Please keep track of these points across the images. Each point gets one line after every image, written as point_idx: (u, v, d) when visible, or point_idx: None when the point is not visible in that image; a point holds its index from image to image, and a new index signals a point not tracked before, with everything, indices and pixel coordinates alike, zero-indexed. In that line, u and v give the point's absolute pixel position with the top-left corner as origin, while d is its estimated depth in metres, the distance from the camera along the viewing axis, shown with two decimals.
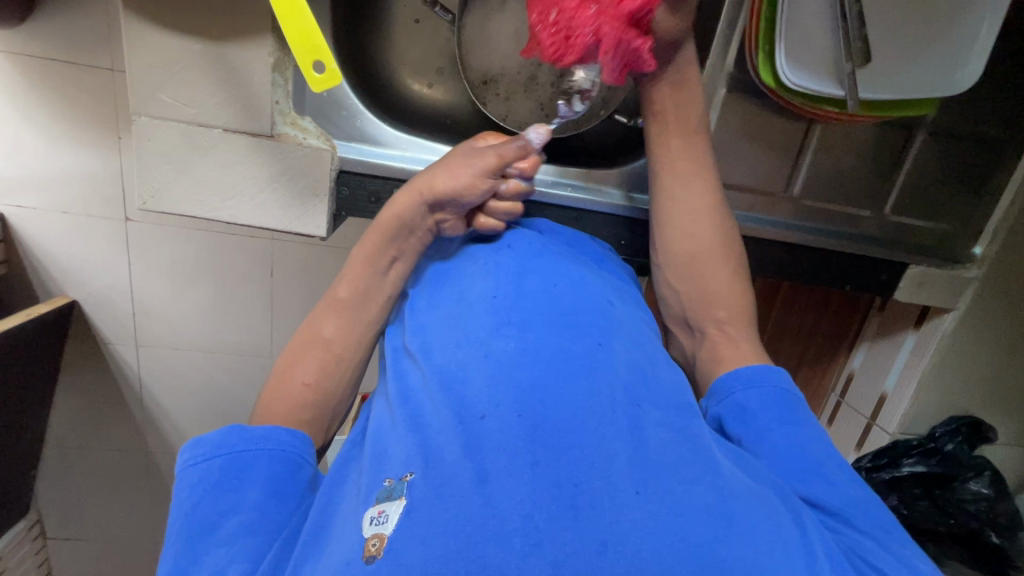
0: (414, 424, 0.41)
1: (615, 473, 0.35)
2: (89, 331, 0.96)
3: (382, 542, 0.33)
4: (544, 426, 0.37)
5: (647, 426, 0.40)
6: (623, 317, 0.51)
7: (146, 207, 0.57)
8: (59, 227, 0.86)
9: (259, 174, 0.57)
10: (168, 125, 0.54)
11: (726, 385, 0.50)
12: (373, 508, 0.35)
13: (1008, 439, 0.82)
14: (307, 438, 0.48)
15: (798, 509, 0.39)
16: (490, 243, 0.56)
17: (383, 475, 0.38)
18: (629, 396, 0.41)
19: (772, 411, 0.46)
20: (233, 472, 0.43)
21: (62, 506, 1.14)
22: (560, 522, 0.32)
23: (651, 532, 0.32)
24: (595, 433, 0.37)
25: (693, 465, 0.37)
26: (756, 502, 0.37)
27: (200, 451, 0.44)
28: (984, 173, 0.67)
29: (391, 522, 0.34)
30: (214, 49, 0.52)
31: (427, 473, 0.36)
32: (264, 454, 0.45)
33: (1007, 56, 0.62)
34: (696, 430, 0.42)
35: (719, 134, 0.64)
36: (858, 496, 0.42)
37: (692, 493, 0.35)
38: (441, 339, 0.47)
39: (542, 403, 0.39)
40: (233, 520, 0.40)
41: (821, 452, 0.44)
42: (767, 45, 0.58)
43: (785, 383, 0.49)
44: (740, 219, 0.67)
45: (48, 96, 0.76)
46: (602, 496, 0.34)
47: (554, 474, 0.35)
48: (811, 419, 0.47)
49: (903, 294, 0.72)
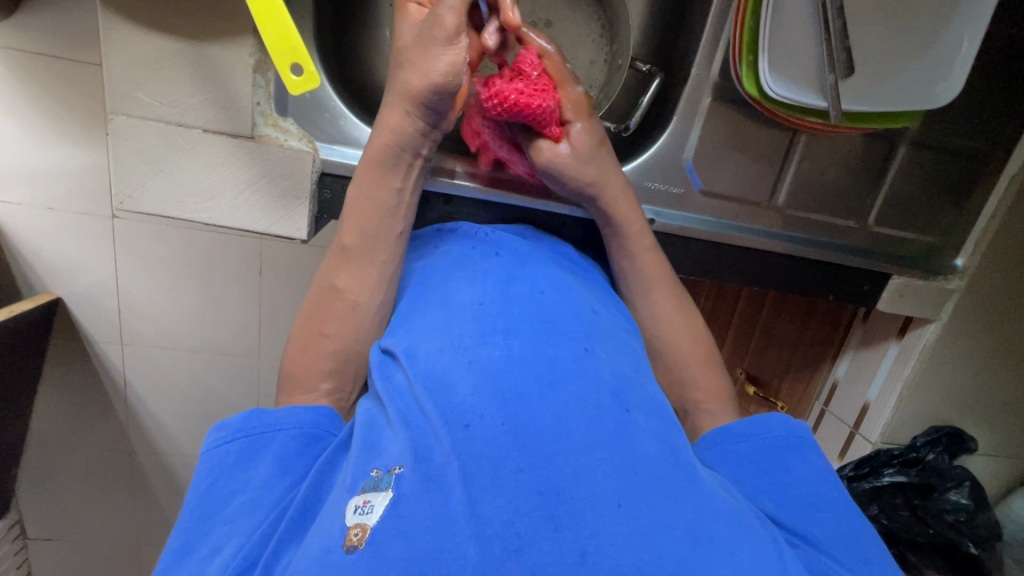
0: (406, 420, 0.40)
1: (600, 483, 0.35)
2: (72, 331, 0.95)
3: (364, 533, 0.32)
4: (528, 432, 0.37)
5: (635, 434, 0.39)
6: (607, 327, 0.50)
7: (124, 207, 0.56)
8: (39, 225, 0.85)
9: (240, 176, 0.56)
10: (147, 124, 0.54)
11: (718, 436, 0.49)
12: (358, 497, 0.35)
13: (989, 450, 0.83)
14: (332, 414, 0.48)
15: (779, 539, 0.38)
16: (478, 251, 0.56)
17: (370, 466, 0.37)
18: (618, 401, 0.41)
19: (758, 465, 0.46)
20: (248, 453, 0.44)
21: (41, 508, 1.13)
22: (539, 531, 0.32)
23: (631, 541, 0.32)
24: (581, 440, 0.37)
25: (677, 480, 0.37)
26: (738, 525, 0.36)
27: (223, 433, 0.45)
28: (966, 186, 0.68)
29: (376, 512, 0.33)
30: (193, 49, 0.52)
31: (416, 466, 0.36)
32: (281, 432, 0.45)
33: (992, 69, 0.63)
34: (679, 442, 0.42)
35: (704, 142, 0.64)
36: (843, 534, 0.42)
37: (674, 508, 0.35)
38: (427, 340, 0.46)
39: (526, 409, 0.39)
40: (239, 498, 0.41)
41: (811, 493, 0.44)
42: (752, 55, 0.58)
43: (776, 432, 0.48)
44: (724, 228, 0.67)
45: (32, 92, 0.75)
46: (583, 505, 0.33)
47: (536, 482, 0.34)
48: (814, 458, 0.47)
49: (884, 303, 0.72)
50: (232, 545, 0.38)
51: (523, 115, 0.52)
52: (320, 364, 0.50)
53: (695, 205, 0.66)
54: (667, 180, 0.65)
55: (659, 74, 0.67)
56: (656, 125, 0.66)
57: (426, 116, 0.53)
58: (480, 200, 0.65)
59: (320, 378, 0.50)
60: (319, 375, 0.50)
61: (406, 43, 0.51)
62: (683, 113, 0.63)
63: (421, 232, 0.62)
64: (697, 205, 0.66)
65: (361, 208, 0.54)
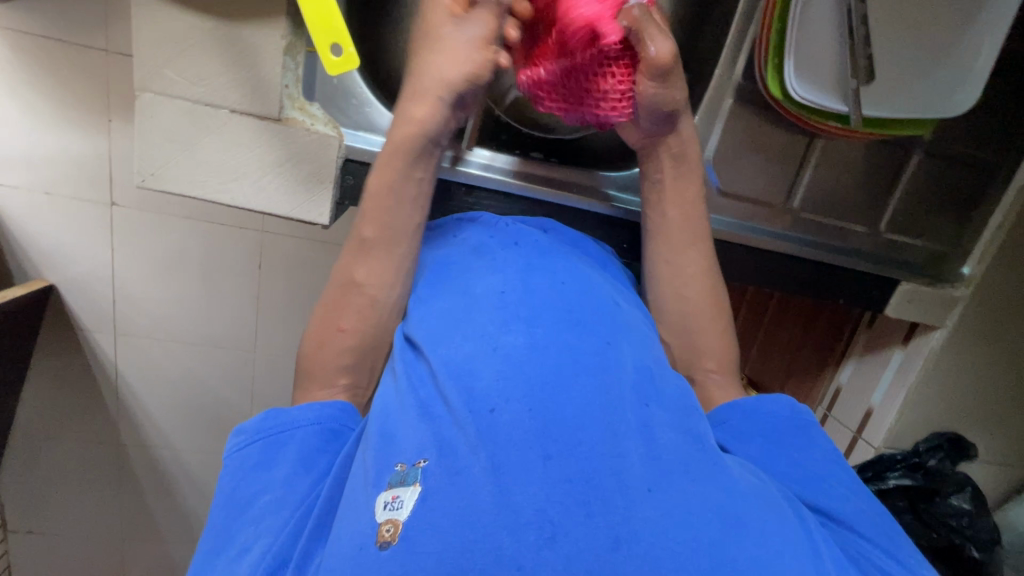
0: (426, 412, 0.39)
1: (628, 470, 0.35)
2: (65, 318, 0.95)
3: (397, 528, 0.32)
4: (556, 420, 0.37)
5: (655, 425, 0.39)
6: (628, 317, 0.50)
7: (144, 185, 0.55)
8: (39, 209, 0.86)
9: (264, 158, 0.55)
10: (173, 103, 0.53)
11: (725, 414, 0.49)
12: (386, 493, 0.34)
13: (989, 457, 0.84)
14: (346, 407, 0.47)
15: (805, 515, 0.39)
16: (497, 241, 0.55)
17: (394, 460, 0.36)
18: (639, 395, 0.41)
19: (769, 439, 0.47)
20: (269, 453, 0.43)
21: (26, 498, 1.12)
22: (572, 518, 0.32)
23: (664, 526, 0.32)
24: (607, 430, 0.37)
25: (703, 464, 0.37)
26: (764, 505, 0.36)
27: (242, 437, 0.44)
28: (976, 196, 0.69)
29: (406, 508, 0.33)
30: (225, 29, 0.52)
31: (442, 461, 0.35)
32: (299, 431, 0.44)
33: (1002, 82, 0.65)
34: (700, 429, 0.42)
35: (724, 143, 0.65)
36: (862, 510, 0.42)
37: (702, 492, 0.35)
38: (448, 330, 0.46)
39: (553, 396, 0.38)
40: (264, 498, 0.40)
41: (822, 471, 0.44)
42: (777, 58, 0.59)
43: (784, 412, 0.49)
44: (741, 228, 0.67)
45: (39, 76, 0.77)
46: (613, 492, 0.33)
47: (566, 469, 0.34)
48: (820, 439, 0.48)
49: (891, 308, 0.73)
50: (261, 544, 0.37)
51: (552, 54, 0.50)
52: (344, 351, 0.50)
53: (713, 205, 0.67)
54: None
55: (682, 76, 0.68)
56: (678, 126, 0.67)
57: (457, 103, 0.52)
58: (501, 191, 0.64)
59: (338, 373, 0.51)
60: (336, 369, 0.51)
61: (450, 33, 0.50)
62: (704, 114, 0.64)
63: (440, 221, 0.61)
64: (715, 205, 0.67)
65: (378, 195, 0.53)
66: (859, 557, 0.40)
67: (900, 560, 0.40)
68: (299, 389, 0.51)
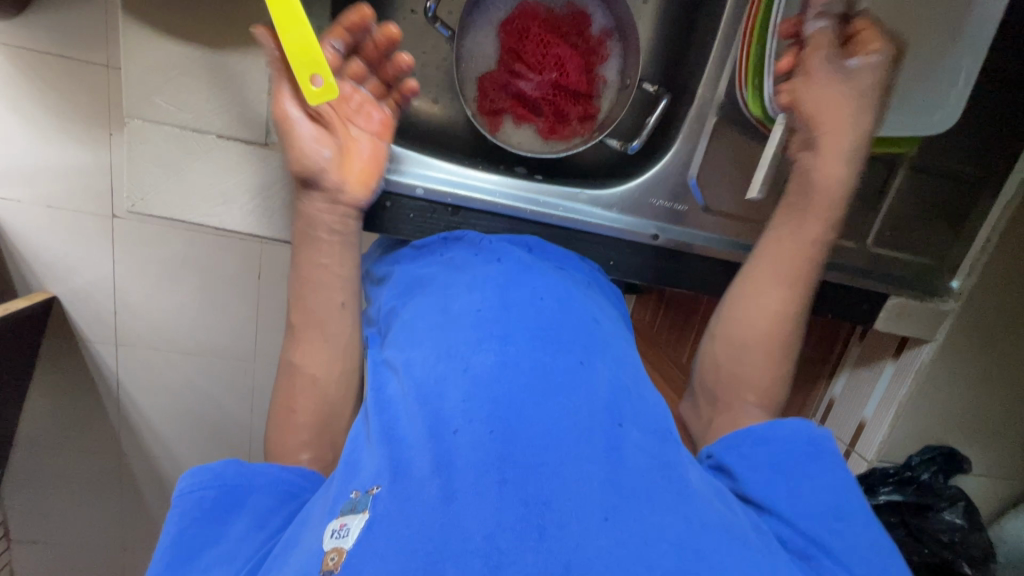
0: (388, 436, 0.40)
1: (586, 495, 0.35)
2: (66, 331, 0.96)
3: (340, 557, 0.32)
4: (516, 443, 0.37)
5: (626, 449, 0.39)
6: (607, 337, 0.50)
7: (134, 210, 0.56)
8: (40, 224, 0.87)
9: (251, 182, 0.57)
10: (162, 129, 0.54)
11: (736, 439, 0.49)
12: (337, 520, 0.35)
13: (984, 470, 0.84)
14: (310, 474, 0.48)
15: (773, 547, 0.39)
16: (481, 258, 0.56)
17: (350, 487, 0.37)
18: (609, 417, 0.41)
19: (775, 468, 0.46)
20: (225, 505, 0.44)
21: (27, 509, 1.13)
22: (522, 543, 0.32)
23: (617, 555, 0.32)
24: (569, 454, 0.37)
25: (667, 493, 0.37)
26: (728, 534, 0.37)
27: (197, 480, 0.44)
28: (963, 210, 0.70)
29: (353, 535, 0.33)
30: (213, 57, 0.53)
31: (394, 486, 0.35)
32: (258, 492, 0.44)
33: (987, 98, 0.65)
34: (675, 457, 0.41)
35: (709, 161, 0.65)
36: (861, 540, 0.42)
37: (662, 521, 0.35)
38: (420, 350, 0.46)
39: (517, 419, 0.39)
40: (215, 550, 0.41)
41: (829, 502, 0.44)
42: (757, 79, 0.60)
43: (798, 437, 0.47)
44: (727, 245, 0.67)
45: (38, 93, 0.78)
46: (569, 516, 0.33)
47: (522, 492, 0.34)
48: (836, 466, 0.46)
49: (881, 322, 0.73)
50: None
51: (534, 57, 0.68)
52: (317, 377, 0.52)
53: (699, 222, 0.67)
54: (673, 198, 0.66)
55: (666, 96, 0.69)
56: (663, 143, 0.67)
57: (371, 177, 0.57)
58: (487, 211, 0.64)
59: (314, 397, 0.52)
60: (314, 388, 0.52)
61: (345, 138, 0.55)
62: (689, 132, 0.65)
63: (425, 241, 0.61)
64: (701, 222, 0.67)
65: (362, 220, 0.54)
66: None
67: None
68: (282, 410, 0.52)
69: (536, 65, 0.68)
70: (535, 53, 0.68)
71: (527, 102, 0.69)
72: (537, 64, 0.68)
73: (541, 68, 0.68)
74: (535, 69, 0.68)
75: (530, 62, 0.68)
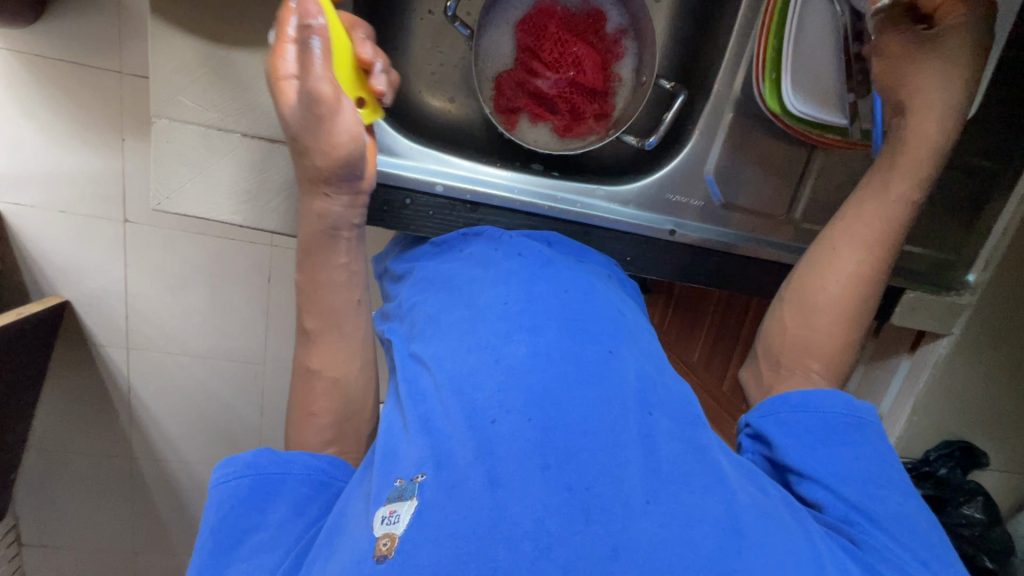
0: (427, 426, 0.40)
1: (627, 480, 0.35)
2: (81, 333, 0.97)
3: (393, 542, 0.33)
4: (555, 430, 0.37)
5: (658, 435, 0.40)
6: (631, 328, 0.51)
7: (160, 209, 0.57)
8: (58, 227, 0.88)
9: (275, 180, 0.57)
10: (188, 129, 0.55)
11: (773, 405, 0.50)
12: (385, 507, 0.35)
13: (1001, 466, 0.83)
14: (339, 461, 0.49)
15: (807, 522, 0.39)
16: (502, 253, 0.57)
17: (394, 475, 0.37)
18: (641, 405, 0.41)
19: (817, 436, 0.46)
20: (260, 493, 0.44)
21: (41, 512, 1.14)
22: (570, 527, 0.32)
23: (663, 536, 0.33)
24: (606, 440, 0.37)
25: (703, 476, 0.38)
26: (764, 513, 0.37)
27: (230, 470, 0.45)
28: (978, 204, 0.70)
29: (403, 522, 0.33)
30: (237, 57, 0.54)
31: (439, 474, 0.35)
32: (290, 478, 0.45)
33: (1000, 92, 0.65)
34: (705, 441, 0.42)
35: (724, 157, 0.66)
36: (896, 505, 0.42)
37: (701, 503, 0.35)
38: (451, 343, 0.46)
39: (553, 407, 0.39)
40: (258, 536, 0.42)
41: (870, 469, 0.44)
42: (775, 73, 0.60)
43: (838, 408, 0.48)
44: (743, 240, 0.68)
45: (55, 98, 0.79)
46: (612, 501, 0.34)
47: (565, 478, 0.35)
48: (876, 438, 0.47)
49: (897, 317, 0.73)
50: None
51: (550, 56, 0.68)
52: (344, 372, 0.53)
53: (715, 217, 0.67)
54: (689, 194, 0.67)
55: (681, 92, 0.69)
56: (678, 140, 0.68)
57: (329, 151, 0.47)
58: (505, 207, 0.65)
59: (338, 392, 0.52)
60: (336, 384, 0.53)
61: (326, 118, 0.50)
62: (704, 129, 0.65)
63: (446, 237, 0.62)
64: (716, 218, 0.67)
65: None
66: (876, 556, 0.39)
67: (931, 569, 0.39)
68: (306, 405, 0.52)
69: (552, 64, 0.69)
70: (551, 52, 0.68)
71: (542, 101, 0.69)
72: (553, 63, 0.69)
73: (557, 67, 0.69)
74: (551, 68, 0.69)
75: (546, 62, 0.68)
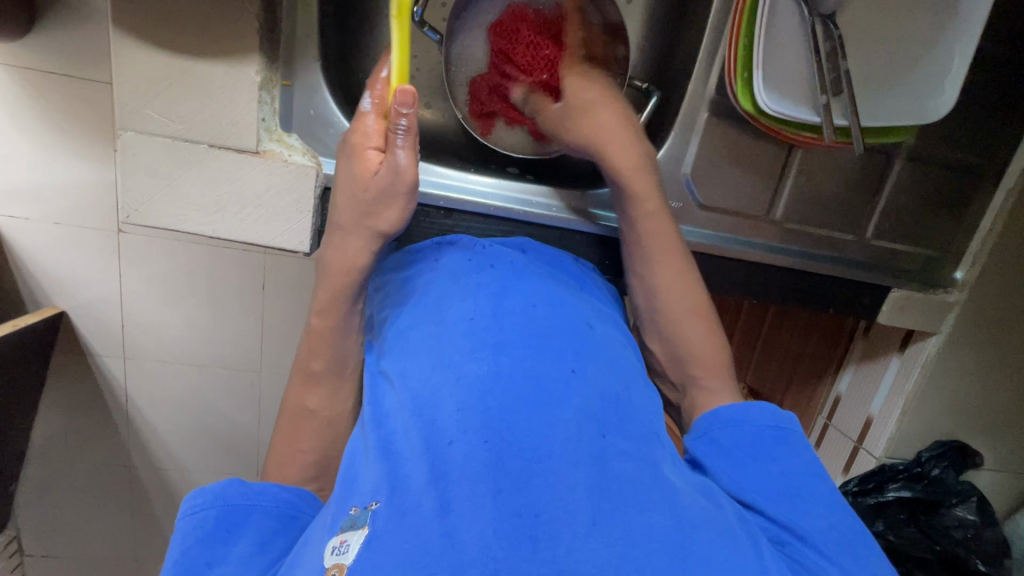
0: (386, 450, 0.40)
1: (578, 503, 0.35)
2: (73, 345, 0.97)
3: (341, 573, 0.32)
4: (510, 452, 0.37)
5: (614, 455, 0.39)
6: (599, 340, 0.50)
7: (130, 221, 0.57)
8: (45, 240, 0.88)
9: (244, 191, 0.57)
10: (154, 141, 0.55)
11: (707, 423, 0.49)
12: (337, 537, 0.35)
13: (997, 465, 0.82)
14: (305, 495, 0.49)
15: (757, 536, 0.39)
16: (472, 263, 0.56)
17: (350, 504, 0.37)
18: (597, 424, 0.40)
19: (748, 454, 0.45)
20: (226, 525, 0.44)
21: (39, 524, 1.14)
22: (517, 554, 0.31)
23: (609, 561, 0.32)
24: (560, 461, 0.37)
25: (657, 494, 0.37)
26: (718, 533, 0.36)
27: (200, 500, 0.45)
28: (964, 199, 0.69)
29: (352, 552, 0.33)
30: (202, 67, 0.53)
31: (393, 501, 0.35)
32: (257, 513, 0.45)
33: (985, 84, 0.64)
34: (658, 456, 0.41)
35: (701, 157, 0.65)
36: (830, 522, 0.41)
37: (651, 521, 0.35)
38: (414, 361, 0.45)
39: (508, 430, 0.38)
40: (220, 571, 0.41)
41: (799, 482, 0.43)
42: (746, 72, 0.59)
43: (766, 420, 0.47)
44: (723, 241, 0.67)
45: (41, 111, 0.79)
46: (561, 526, 0.33)
47: (515, 503, 0.34)
48: (800, 447, 0.46)
49: (885, 317, 0.72)
50: None
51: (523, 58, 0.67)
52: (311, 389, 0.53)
53: (694, 219, 0.66)
54: (666, 195, 0.66)
55: (656, 91, 0.68)
56: (655, 141, 0.67)
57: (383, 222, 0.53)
58: (480, 213, 0.64)
59: None
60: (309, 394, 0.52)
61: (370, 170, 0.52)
62: (680, 129, 0.64)
63: (419, 245, 0.61)
64: (696, 219, 0.66)
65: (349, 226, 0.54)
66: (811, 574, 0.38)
67: None
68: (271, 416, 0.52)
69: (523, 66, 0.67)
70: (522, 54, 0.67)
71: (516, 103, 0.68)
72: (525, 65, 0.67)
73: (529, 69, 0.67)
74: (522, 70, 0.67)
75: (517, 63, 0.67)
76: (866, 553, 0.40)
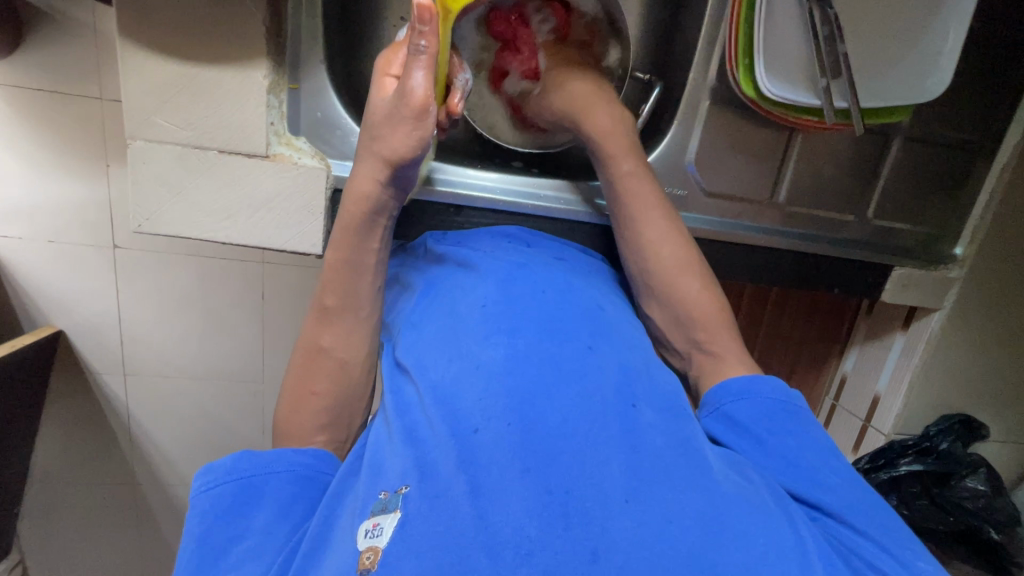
0: (411, 438, 0.40)
1: (608, 480, 0.35)
2: (75, 362, 0.96)
3: (375, 555, 0.33)
4: (536, 432, 0.37)
5: (641, 429, 0.39)
6: (613, 322, 0.50)
7: (140, 230, 0.57)
8: (44, 257, 0.88)
9: (255, 195, 0.57)
10: (163, 149, 0.55)
11: (716, 398, 0.49)
12: (368, 520, 0.35)
13: (1001, 436, 0.84)
14: (326, 456, 0.49)
15: (792, 512, 0.39)
16: (481, 254, 0.56)
17: (379, 488, 0.38)
18: (621, 404, 0.41)
19: (762, 426, 0.46)
20: (244, 497, 0.43)
21: (47, 544, 1.13)
22: (550, 532, 0.32)
23: (642, 536, 0.32)
24: (588, 440, 0.37)
25: (687, 470, 0.37)
26: (748, 506, 0.36)
27: (212, 477, 0.44)
28: (961, 176, 0.70)
29: (386, 534, 0.34)
30: (210, 74, 0.53)
31: (423, 486, 0.36)
32: (276, 477, 0.45)
33: (976, 63, 0.65)
34: (688, 432, 0.41)
35: (704, 144, 0.66)
36: (853, 496, 0.42)
37: (683, 499, 0.35)
38: (433, 351, 0.46)
39: (534, 412, 0.39)
40: (243, 545, 0.41)
41: (813, 458, 0.44)
42: (747, 58, 0.60)
43: (775, 394, 0.47)
44: (728, 227, 0.68)
45: (36, 127, 0.79)
46: (592, 504, 0.34)
47: (546, 481, 0.34)
48: (809, 425, 0.47)
49: (887, 295, 0.74)
50: None
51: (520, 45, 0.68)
52: (307, 394, 0.51)
53: (698, 206, 0.68)
54: (671, 183, 0.67)
55: (658, 83, 0.70)
56: (657, 131, 0.68)
57: (396, 183, 0.53)
58: (488, 208, 0.65)
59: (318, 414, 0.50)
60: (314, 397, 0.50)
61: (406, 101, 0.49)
62: (683, 117, 0.65)
63: (428, 236, 0.62)
64: (700, 206, 0.68)
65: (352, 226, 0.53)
66: (843, 548, 0.39)
67: (894, 556, 0.39)
68: (282, 418, 0.51)
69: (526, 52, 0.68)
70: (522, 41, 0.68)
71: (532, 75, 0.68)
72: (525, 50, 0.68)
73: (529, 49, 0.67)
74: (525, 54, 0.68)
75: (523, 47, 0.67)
76: (893, 528, 0.41)
